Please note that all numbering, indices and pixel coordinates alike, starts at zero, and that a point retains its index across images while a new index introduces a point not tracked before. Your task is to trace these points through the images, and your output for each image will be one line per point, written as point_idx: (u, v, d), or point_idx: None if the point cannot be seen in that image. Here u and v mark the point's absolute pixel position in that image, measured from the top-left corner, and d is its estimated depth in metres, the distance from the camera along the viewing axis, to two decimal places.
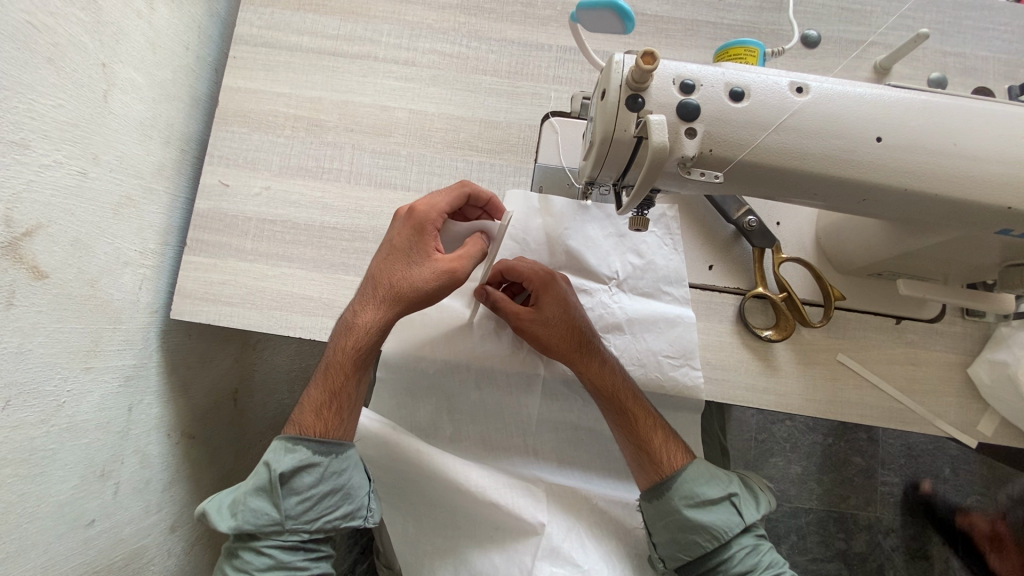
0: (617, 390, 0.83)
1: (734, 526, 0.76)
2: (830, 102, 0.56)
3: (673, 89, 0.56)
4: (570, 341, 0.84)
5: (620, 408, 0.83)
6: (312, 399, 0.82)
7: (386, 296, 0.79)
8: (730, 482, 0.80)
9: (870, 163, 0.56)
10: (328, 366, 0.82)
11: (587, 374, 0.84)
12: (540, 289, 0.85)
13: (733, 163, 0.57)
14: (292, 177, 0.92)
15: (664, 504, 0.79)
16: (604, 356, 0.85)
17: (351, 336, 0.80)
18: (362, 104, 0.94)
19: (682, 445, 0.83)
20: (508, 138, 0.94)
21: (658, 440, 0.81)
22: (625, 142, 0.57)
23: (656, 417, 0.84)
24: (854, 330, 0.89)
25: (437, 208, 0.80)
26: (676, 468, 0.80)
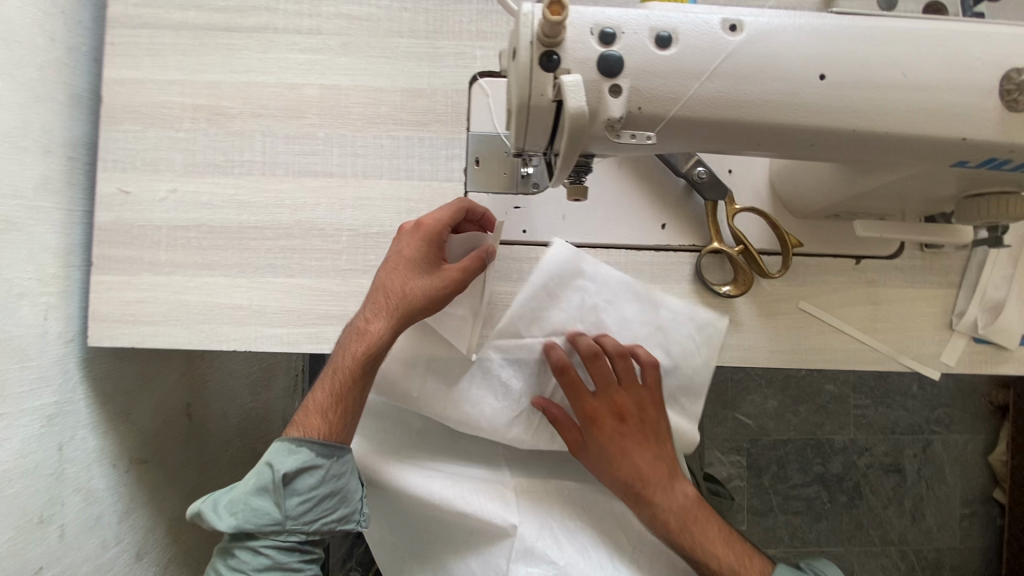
0: (672, 484, 0.82)
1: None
2: (766, 40, 0.50)
3: (592, 41, 0.49)
4: (629, 435, 0.83)
5: (676, 505, 0.81)
6: (314, 402, 0.79)
7: (395, 306, 0.76)
8: (793, 564, 0.80)
9: (815, 105, 0.50)
10: (331, 370, 0.78)
11: (644, 502, 0.81)
12: (594, 428, 0.83)
13: (666, 120, 0.50)
14: (199, 175, 0.83)
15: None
16: (663, 462, 0.82)
17: (362, 345, 0.76)
18: (266, 84, 0.84)
19: (748, 546, 0.81)
20: (435, 106, 0.85)
21: (718, 541, 0.80)
22: (545, 108, 0.49)
23: (717, 523, 0.81)
24: (815, 275, 0.86)
25: (443, 217, 0.77)
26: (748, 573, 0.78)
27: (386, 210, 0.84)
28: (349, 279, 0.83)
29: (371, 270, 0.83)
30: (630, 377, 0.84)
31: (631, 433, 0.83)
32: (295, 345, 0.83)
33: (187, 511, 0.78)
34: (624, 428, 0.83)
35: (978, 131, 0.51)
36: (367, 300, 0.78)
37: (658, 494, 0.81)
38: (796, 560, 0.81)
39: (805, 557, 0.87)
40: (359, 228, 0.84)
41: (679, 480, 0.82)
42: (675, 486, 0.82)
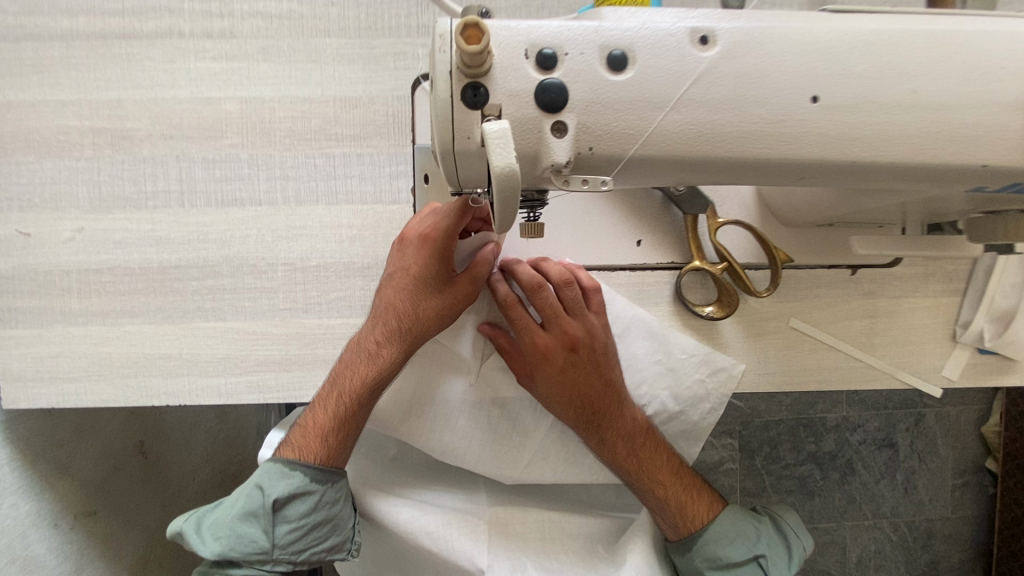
0: (634, 441, 0.77)
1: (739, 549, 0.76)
2: (746, 54, 0.40)
3: (528, 67, 0.39)
4: (589, 395, 0.75)
5: (641, 458, 0.77)
6: (310, 420, 0.70)
7: (408, 326, 0.70)
8: (757, 541, 0.77)
9: (806, 134, 0.41)
10: (333, 385, 0.70)
11: (600, 446, 0.77)
12: (550, 389, 0.75)
13: (624, 161, 0.41)
14: (108, 210, 0.72)
15: (693, 560, 0.77)
16: (642, 424, 0.78)
17: (372, 366, 0.70)
18: (176, 100, 0.72)
19: (712, 492, 0.81)
20: (374, 117, 0.74)
21: (681, 488, 0.78)
22: (474, 154, 0.40)
23: (677, 458, 0.80)
24: (808, 289, 0.78)
25: (447, 221, 0.66)
26: (703, 523, 0.78)
27: (325, 239, 0.74)
28: (289, 319, 0.74)
29: (313, 308, 0.75)
30: (590, 325, 0.75)
31: (590, 390, 0.75)
32: (235, 395, 0.75)
33: (169, 529, 0.72)
34: (583, 392, 0.75)
35: (1005, 156, 0.42)
36: (375, 316, 0.71)
37: (618, 447, 0.77)
38: (761, 534, 0.78)
39: (773, 508, 0.84)
40: (297, 261, 0.74)
41: (645, 426, 0.78)
42: (640, 435, 0.77)
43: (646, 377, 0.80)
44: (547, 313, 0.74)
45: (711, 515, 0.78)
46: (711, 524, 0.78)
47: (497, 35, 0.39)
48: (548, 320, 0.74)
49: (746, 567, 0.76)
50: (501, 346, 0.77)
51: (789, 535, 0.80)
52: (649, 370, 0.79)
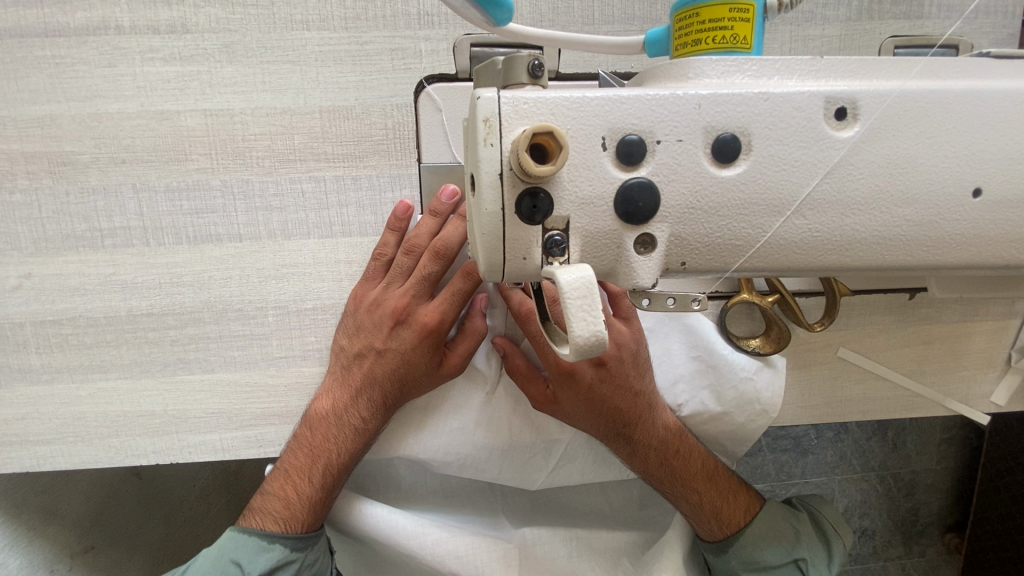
0: (668, 451, 0.67)
1: (786, 553, 0.68)
2: (893, 132, 0.30)
3: (607, 163, 0.28)
4: (618, 406, 0.65)
5: (674, 468, 0.68)
6: (289, 466, 0.65)
7: (391, 375, 0.64)
8: (796, 542, 0.69)
9: (952, 235, 0.32)
10: (312, 423, 0.64)
11: (630, 457, 0.68)
12: (574, 406, 0.65)
13: (722, 273, 0.32)
14: (59, 252, 0.61)
15: (728, 562, 0.69)
16: (680, 432, 0.68)
17: (349, 421, 0.64)
18: (124, 114, 0.59)
19: (748, 490, 0.71)
20: (370, 131, 0.61)
21: (716, 493, 0.69)
22: (530, 276, 0.30)
23: (715, 462, 0.70)
24: (861, 315, 0.71)
25: (438, 246, 0.60)
26: (739, 526, 0.69)
27: (320, 278, 0.64)
28: (286, 369, 0.66)
29: (313, 355, 0.66)
30: (618, 334, 0.64)
31: (620, 404, 0.65)
32: (234, 451, 0.67)
33: None
34: (611, 405, 0.65)
35: None
36: (353, 362, 0.64)
37: (648, 457, 0.68)
38: (799, 534, 0.70)
39: (809, 500, 0.76)
40: (289, 305, 0.64)
41: (678, 432, 0.68)
42: (673, 444, 0.68)
43: (684, 387, 0.71)
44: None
45: (748, 517, 0.70)
46: (749, 526, 0.69)
47: (567, 119, 0.28)
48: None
49: (784, 568, 0.67)
50: (516, 367, 0.65)
51: (830, 532, 0.71)
52: (685, 370, 0.70)
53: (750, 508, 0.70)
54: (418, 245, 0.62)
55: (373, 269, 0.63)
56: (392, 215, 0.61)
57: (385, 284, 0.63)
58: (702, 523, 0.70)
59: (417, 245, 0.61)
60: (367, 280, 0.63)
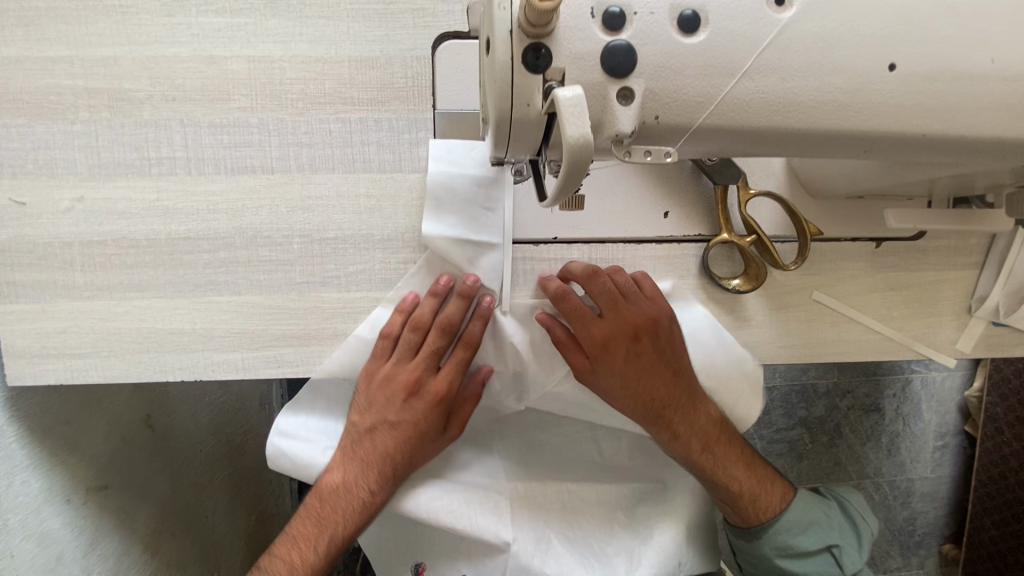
0: (708, 437, 0.74)
1: (819, 540, 0.76)
2: (824, 15, 0.38)
3: (595, 28, 0.36)
4: (661, 391, 0.72)
5: (714, 455, 0.74)
6: (299, 531, 0.72)
7: (397, 447, 0.74)
8: (829, 530, 0.77)
9: (874, 104, 0.39)
10: (322, 495, 0.73)
11: (671, 443, 0.74)
12: (623, 392, 0.72)
13: (690, 131, 0.39)
14: (109, 178, 0.68)
15: (761, 543, 0.77)
16: (703, 410, 0.74)
17: (366, 450, 0.73)
18: (178, 58, 0.67)
19: (781, 480, 0.79)
20: (391, 79, 0.69)
21: (751, 479, 0.76)
22: (532, 123, 0.37)
23: (749, 450, 0.78)
24: (831, 261, 0.77)
25: (445, 317, 0.71)
26: (775, 511, 0.76)
27: (341, 210, 0.71)
28: (307, 294, 0.72)
29: (331, 282, 0.72)
30: (651, 311, 0.71)
31: (660, 387, 0.72)
32: (253, 370, 0.72)
33: None
34: (655, 392, 0.72)
35: None
36: (365, 431, 0.74)
37: (689, 443, 0.74)
38: (831, 521, 0.78)
39: (837, 490, 0.84)
40: (312, 233, 0.71)
41: (712, 418, 0.75)
42: (711, 432, 0.74)
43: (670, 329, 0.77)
44: (604, 305, 0.70)
45: (784, 504, 0.77)
46: (782, 516, 0.76)
47: None
48: (608, 313, 0.70)
49: (818, 552, 0.76)
50: (559, 337, 0.71)
51: (858, 520, 0.80)
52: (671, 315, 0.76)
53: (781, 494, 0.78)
54: (424, 321, 0.72)
55: (381, 326, 0.72)
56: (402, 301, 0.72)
57: (395, 362, 0.73)
58: (732, 508, 0.77)
59: (422, 320, 0.72)
60: (378, 357, 0.73)
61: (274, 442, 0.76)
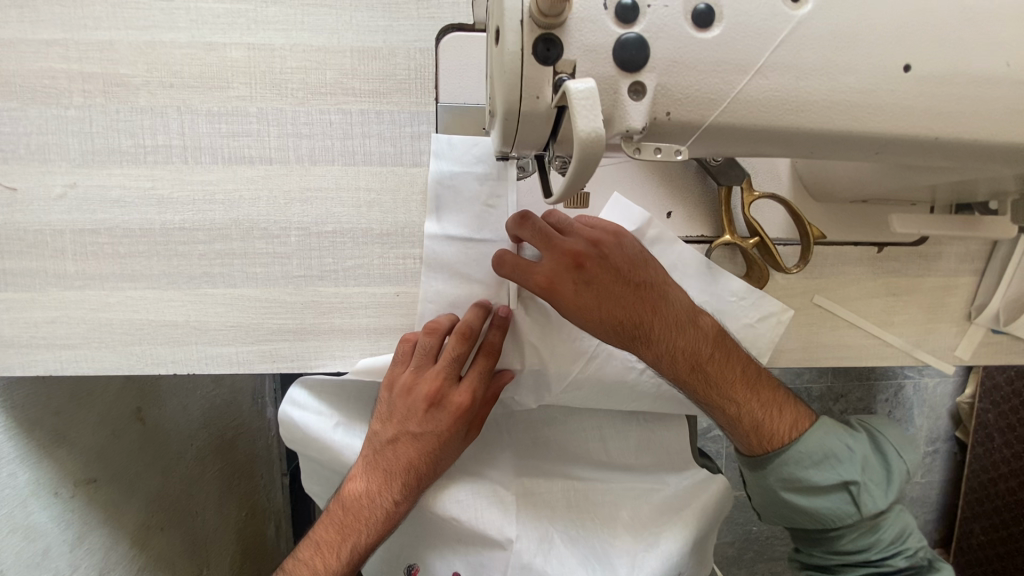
0: (699, 355, 0.67)
1: (835, 476, 0.66)
2: (839, 13, 0.37)
3: (607, 19, 0.35)
4: (628, 307, 0.65)
5: (708, 374, 0.67)
6: (323, 538, 0.72)
7: (422, 457, 0.73)
8: (851, 465, 0.67)
9: (889, 105, 0.39)
10: (347, 504, 0.72)
11: (656, 362, 0.67)
12: (588, 316, 0.64)
13: (702, 129, 0.38)
14: (104, 165, 0.66)
15: (766, 477, 0.69)
16: (689, 325, 0.67)
17: (388, 457, 0.73)
18: (176, 44, 0.66)
19: (793, 405, 0.70)
20: (394, 71, 0.68)
21: (758, 405, 0.68)
22: (541, 116, 0.37)
23: (755, 370, 0.69)
24: (833, 265, 0.77)
25: (467, 329, 0.70)
26: (784, 438, 0.68)
27: (340, 203, 0.70)
28: (304, 288, 0.71)
29: (329, 276, 0.71)
30: (607, 228, 0.67)
31: (633, 302, 0.65)
32: (248, 364, 0.71)
33: None
34: (620, 308, 0.65)
35: None
36: (386, 439, 0.73)
37: (679, 363, 0.67)
38: (856, 455, 0.68)
39: (871, 422, 0.74)
40: (311, 226, 0.70)
41: (704, 334, 0.67)
42: (702, 346, 0.67)
43: None
44: (539, 241, 0.65)
45: (795, 431, 0.69)
46: (796, 442, 0.68)
47: None
48: (545, 249, 0.65)
49: (832, 488, 0.67)
50: (515, 263, 0.65)
51: (893, 461, 0.69)
52: None
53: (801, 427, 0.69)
54: (441, 328, 0.71)
55: (404, 339, 0.71)
56: (432, 319, 0.71)
57: (414, 372, 0.71)
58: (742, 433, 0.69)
59: (439, 328, 0.70)
60: (397, 366, 0.71)
61: (285, 411, 0.79)
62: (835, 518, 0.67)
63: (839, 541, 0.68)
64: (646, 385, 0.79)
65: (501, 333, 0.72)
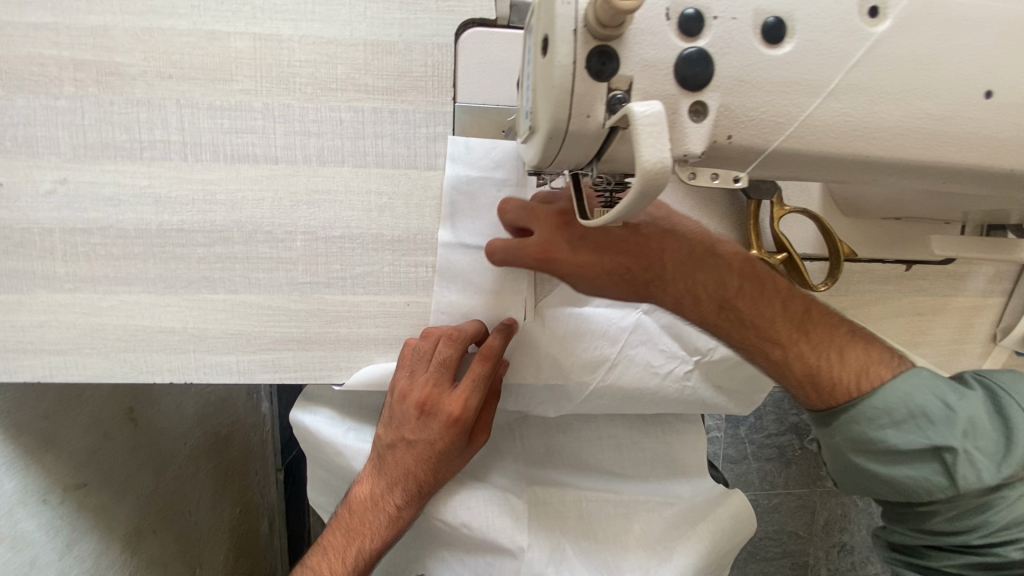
0: (722, 292, 0.60)
1: (925, 443, 0.53)
2: (918, 36, 0.36)
3: (668, 32, 0.33)
4: (632, 252, 0.59)
5: (740, 313, 0.60)
6: (329, 542, 0.71)
7: (420, 462, 0.70)
8: (948, 429, 0.53)
9: (967, 134, 0.38)
10: (352, 508, 0.71)
11: (681, 308, 0.61)
12: (592, 273, 0.59)
13: (765, 153, 0.37)
14: (96, 160, 0.62)
15: (835, 438, 0.58)
16: (702, 265, 0.61)
17: (389, 461, 0.70)
18: (176, 31, 0.61)
19: (854, 339, 0.58)
20: (409, 67, 0.64)
21: (803, 343, 0.58)
22: (590, 135, 0.35)
23: (796, 305, 0.60)
24: (859, 282, 0.74)
25: (463, 334, 0.67)
26: (849, 385, 0.57)
27: (350, 207, 0.66)
28: (310, 295, 0.67)
29: (336, 283, 0.67)
30: None
31: (635, 244, 0.60)
32: (249, 374, 0.68)
33: None
34: (624, 256, 0.59)
35: None
36: (386, 443, 0.71)
37: (703, 303, 0.61)
38: (959, 418, 0.53)
39: (995, 379, 0.56)
40: (317, 231, 0.66)
41: (727, 267, 0.61)
42: (726, 280, 0.61)
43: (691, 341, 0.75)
44: (524, 216, 0.63)
45: (862, 375, 0.57)
46: (866, 392, 0.56)
47: None
48: (533, 223, 0.62)
49: (920, 457, 0.54)
50: (509, 243, 0.63)
51: (1017, 421, 0.53)
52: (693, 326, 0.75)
53: (876, 373, 0.57)
54: (437, 333, 0.67)
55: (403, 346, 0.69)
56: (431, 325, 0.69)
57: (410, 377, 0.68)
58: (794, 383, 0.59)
59: (435, 331, 0.68)
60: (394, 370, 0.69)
61: (297, 416, 0.77)
62: (923, 491, 0.54)
63: (930, 519, 0.55)
64: (670, 388, 0.76)
65: (504, 337, 0.68)
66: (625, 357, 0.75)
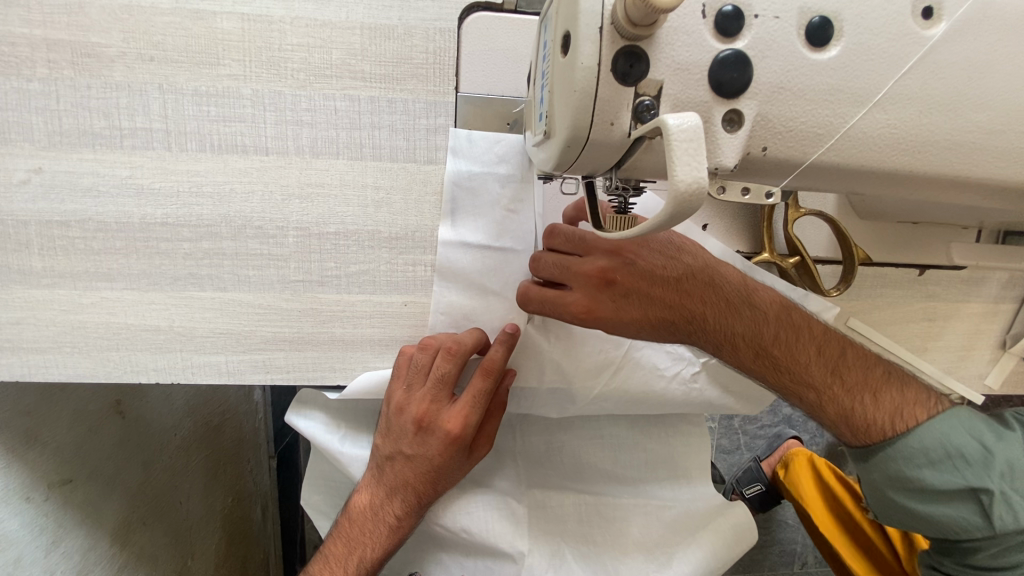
0: (760, 340, 0.59)
1: (961, 484, 0.53)
2: (962, 43, 0.34)
3: (705, 32, 0.32)
4: (673, 306, 0.59)
5: (777, 360, 0.59)
6: (331, 551, 0.70)
7: (420, 475, 0.68)
8: (985, 470, 0.53)
9: (1010, 145, 0.37)
10: (352, 517, 0.70)
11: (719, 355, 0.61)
12: (637, 328, 0.60)
13: (799, 167, 0.36)
14: (73, 148, 0.58)
15: (871, 473, 0.58)
16: (740, 313, 0.60)
17: (388, 472, 0.69)
18: (158, 10, 0.56)
19: (891, 381, 0.58)
20: (409, 54, 0.59)
21: (842, 389, 0.57)
22: (613, 144, 0.33)
23: (833, 348, 0.59)
24: (871, 287, 0.72)
25: (462, 351, 0.65)
26: (883, 430, 0.56)
27: (346, 202, 0.62)
28: (303, 294, 0.64)
29: (330, 282, 0.64)
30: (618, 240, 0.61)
31: (672, 298, 0.59)
32: (239, 375, 0.65)
33: None
34: (668, 311, 0.59)
35: None
36: (384, 454, 0.69)
37: (740, 350, 0.60)
38: (996, 459, 0.53)
39: None
40: (310, 226, 0.62)
41: (764, 315, 0.60)
42: (762, 327, 0.59)
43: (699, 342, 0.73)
44: (556, 272, 0.61)
45: (896, 414, 0.56)
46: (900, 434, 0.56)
47: None
48: (567, 278, 0.60)
49: (956, 497, 0.54)
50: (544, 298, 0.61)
51: None
52: None
53: (910, 416, 0.56)
54: (435, 344, 0.64)
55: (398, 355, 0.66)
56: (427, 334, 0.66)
57: (408, 392, 0.66)
58: (828, 423, 0.59)
59: (433, 342, 0.64)
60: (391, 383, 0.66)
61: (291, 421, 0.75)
62: (957, 529, 0.54)
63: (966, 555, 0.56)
64: (676, 392, 0.74)
65: (506, 347, 0.65)
66: (631, 359, 0.72)
